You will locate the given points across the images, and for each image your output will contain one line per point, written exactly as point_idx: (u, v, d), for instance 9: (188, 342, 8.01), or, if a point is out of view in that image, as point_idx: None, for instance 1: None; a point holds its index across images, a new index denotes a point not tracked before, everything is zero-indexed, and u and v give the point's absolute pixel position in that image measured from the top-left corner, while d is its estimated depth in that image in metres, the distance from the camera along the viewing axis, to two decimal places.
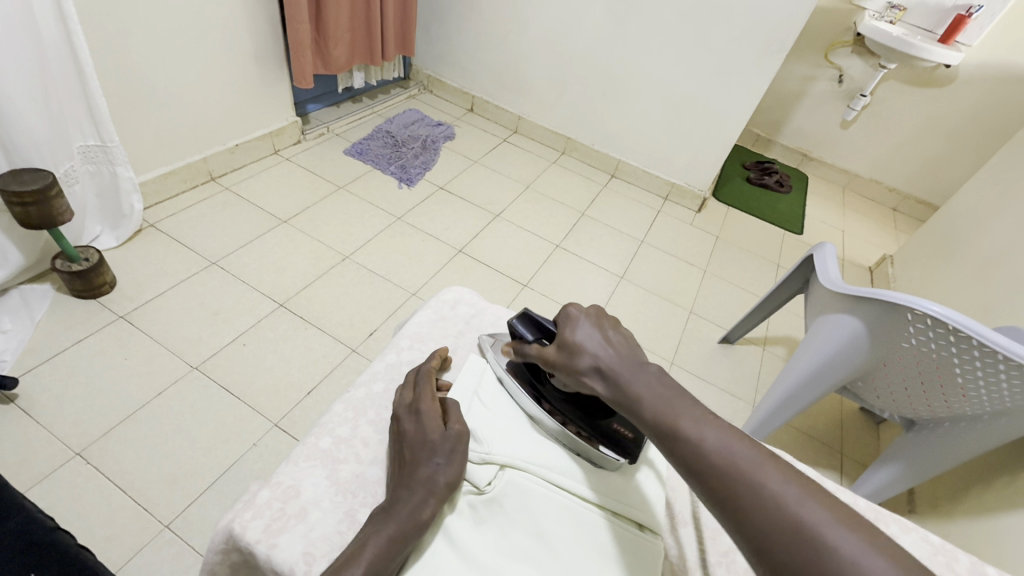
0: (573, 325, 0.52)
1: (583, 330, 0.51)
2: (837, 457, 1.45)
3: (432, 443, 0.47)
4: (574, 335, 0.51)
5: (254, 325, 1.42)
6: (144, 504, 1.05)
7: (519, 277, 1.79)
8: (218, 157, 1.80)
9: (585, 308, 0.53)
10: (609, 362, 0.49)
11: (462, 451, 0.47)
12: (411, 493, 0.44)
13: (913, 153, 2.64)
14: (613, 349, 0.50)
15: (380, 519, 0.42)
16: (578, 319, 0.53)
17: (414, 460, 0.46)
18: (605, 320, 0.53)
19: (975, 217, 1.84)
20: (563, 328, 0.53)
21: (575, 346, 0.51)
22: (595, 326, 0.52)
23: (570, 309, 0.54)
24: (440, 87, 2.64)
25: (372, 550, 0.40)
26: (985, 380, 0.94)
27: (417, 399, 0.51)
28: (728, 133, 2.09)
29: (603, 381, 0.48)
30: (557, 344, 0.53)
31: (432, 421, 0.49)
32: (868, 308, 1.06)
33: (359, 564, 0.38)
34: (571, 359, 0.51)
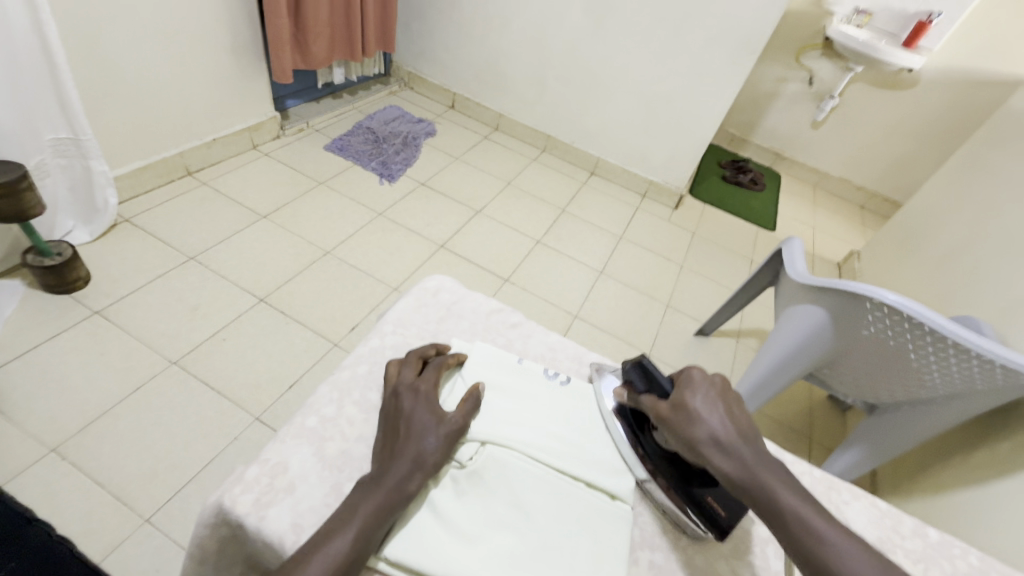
0: (696, 392, 0.52)
1: (703, 399, 0.52)
2: (805, 443, 1.51)
3: (425, 421, 0.49)
4: (694, 402, 0.51)
5: (234, 320, 1.42)
6: (124, 498, 1.05)
7: (499, 272, 1.82)
8: (194, 151, 1.78)
9: (709, 374, 0.54)
10: (733, 440, 0.49)
11: (453, 430, 0.50)
12: (399, 464, 0.46)
13: (879, 153, 2.74)
14: (735, 429, 0.50)
15: (367, 488, 0.44)
16: (698, 384, 0.53)
17: (403, 435, 0.48)
18: (728, 393, 0.54)
19: (934, 214, 1.93)
20: (682, 389, 0.53)
21: (693, 413, 0.50)
22: (718, 399, 0.52)
23: (696, 375, 0.54)
24: (422, 84, 2.65)
25: (361, 516, 0.42)
26: (938, 363, 1.00)
27: (410, 380, 0.53)
28: (703, 132, 2.15)
29: (723, 458, 0.48)
30: (670, 403, 0.52)
31: (423, 400, 0.51)
32: (832, 297, 1.11)
33: (349, 532, 0.41)
34: (688, 426, 0.50)
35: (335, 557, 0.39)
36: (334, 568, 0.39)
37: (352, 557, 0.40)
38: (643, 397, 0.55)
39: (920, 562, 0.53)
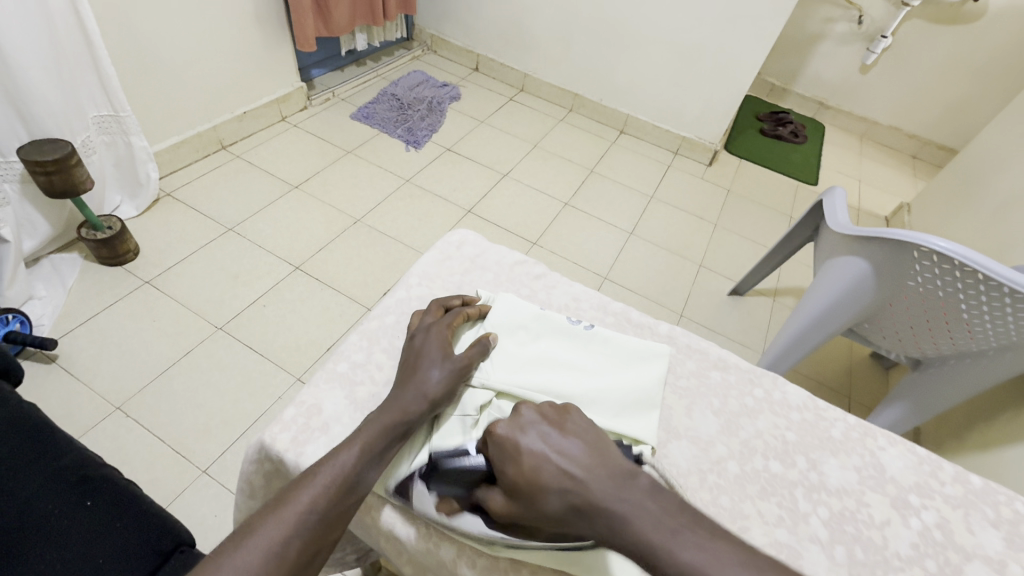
0: (511, 455, 0.43)
1: (530, 452, 0.43)
2: (845, 400, 1.48)
3: (428, 359, 0.51)
4: (525, 468, 0.42)
5: (272, 287, 1.47)
6: (183, 451, 1.13)
7: (527, 235, 1.81)
8: (228, 125, 1.82)
9: (512, 423, 0.45)
10: (585, 492, 0.40)
11: (459, 369, 0.51)
12: (406, 393, 0.48)
13: (936, 97, 2.53)
14: (583, 474, 0.41)
15: (377, 414, 0.47)
16: (517, 435, 0.44)
17: (413, 368, 0.51)
18: (546, 421, 0.46)
19: (995, 159, 1.78)
20: (501, 463, 0.43)
21: (530, 485, 0.41)
22: (542, 442, 0.44)
23: (499, 435, 0.44)
24: (444, 47, 2.60)
25: (370, 434, 0.45)
26: (992, 316, 0.94)
27: (430, 324, 0.55)
28: (739, 82, 2.03)
29: (583, 522, 0.40)
30: (503, 488, 0.43)
31: (433, 339, 0.53)
32: (874, 248, 1.06)
33: (356, 444, 0.44)
34: (538, 507, 0.41)
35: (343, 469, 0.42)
36: (339, 479, 0.42)
37: (356, 471, 0.43)
38: (473, 492, 0.44)
39: (960, 509, 0.51)
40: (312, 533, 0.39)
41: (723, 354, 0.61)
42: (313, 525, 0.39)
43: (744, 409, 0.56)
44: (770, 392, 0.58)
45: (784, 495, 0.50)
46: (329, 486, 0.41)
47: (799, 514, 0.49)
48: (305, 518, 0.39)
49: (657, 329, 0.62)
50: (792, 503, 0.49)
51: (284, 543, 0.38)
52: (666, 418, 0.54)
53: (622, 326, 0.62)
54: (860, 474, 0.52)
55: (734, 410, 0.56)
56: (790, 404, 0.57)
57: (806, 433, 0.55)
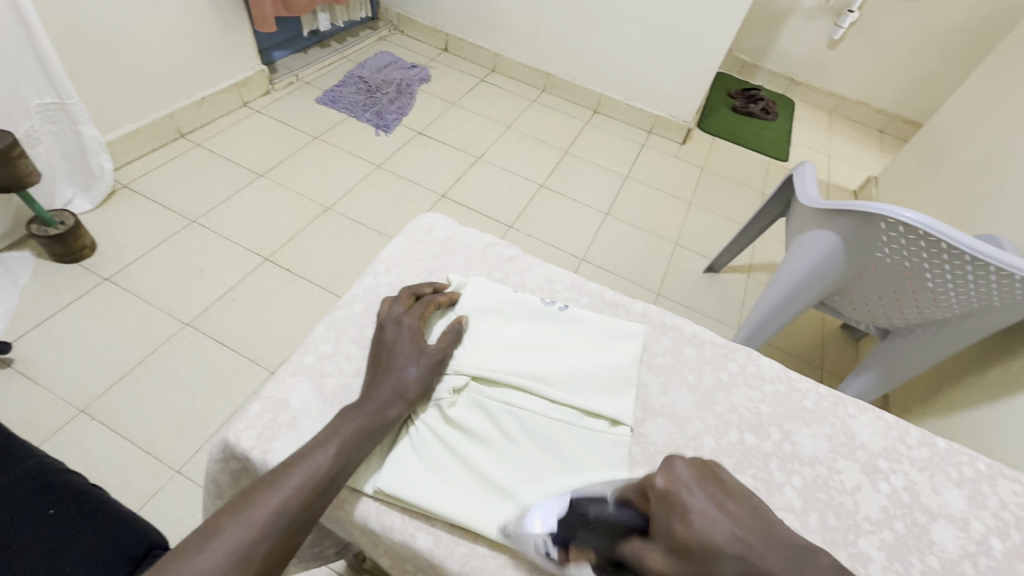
0: (678, 511, 0.38)
1: (696, 511, 0.38)
2: (817, 371, 1.52)
3: (402, 353, 0.50)
4: (696, 527, 0.37)
5: (242, 279, 1.42)
6: (154, 452, 1.09)
7: (503, 219, 1.79)
8: (185, 112, 1.74)
9: (681, 475, 0.40)
10: (764, 562, 0.35)
11: (434, 363, 0.50)
12: (381, 392, 0.47)
13: (901, 71, 2.58)
14: (758, 542, 0.36)
15: (352, 411, 0.45)
16: (682, 491, 0.39)
17: (387, 364, 0.49)
18: (708, 482, 0.41)
19: (956, 131, 1.83)
20: (665, 516, 0.38)
21: (702, 549, 0.36)
22: (708, 502, 0.39)
23: (663, 485, 0.40)
24: (412, 27, 2.52)
25: (342, 435, 0.44)
26: (954, 282, 0.98)
27: (401, 315, 0.53)
28: (710, 59, 2.03)
29: None
30: (665, 543, 0.37)
31: (406, 331, 0.51)
32: (843, 221, 1.07)
33: (330, 447, 0.42)
34: (710, 573, 0.35)
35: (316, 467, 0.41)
36: (311, 481, 0.40)
37: (330, 471, 0.41)
38: (620, 544, 0.39)
39: (926, 471, 0.53)
40: (283, 535, 0.38)
41: (698, 330, 0.61)
42: (284, 527, 0.38)
43: (719, 384, 0.56)
44: (744, 365, 0.58)
45: (758, 467, 0.51)
46: (302, 485, 0.40)
47: (774, 484, 0.50)
48: (273, 523, 0.38)
49: (631, 308, 0.62)
50: (767, 474, 0.50)
51: (251, 545, 0.37)
52: (643, 395, 0.54)
53: (596, 306, 0.62)
54: (831, 443, 0.53)
55: (709, 385, 0.56)
56: (763, 377, 0.57)
57: (779, 404, 0.56)
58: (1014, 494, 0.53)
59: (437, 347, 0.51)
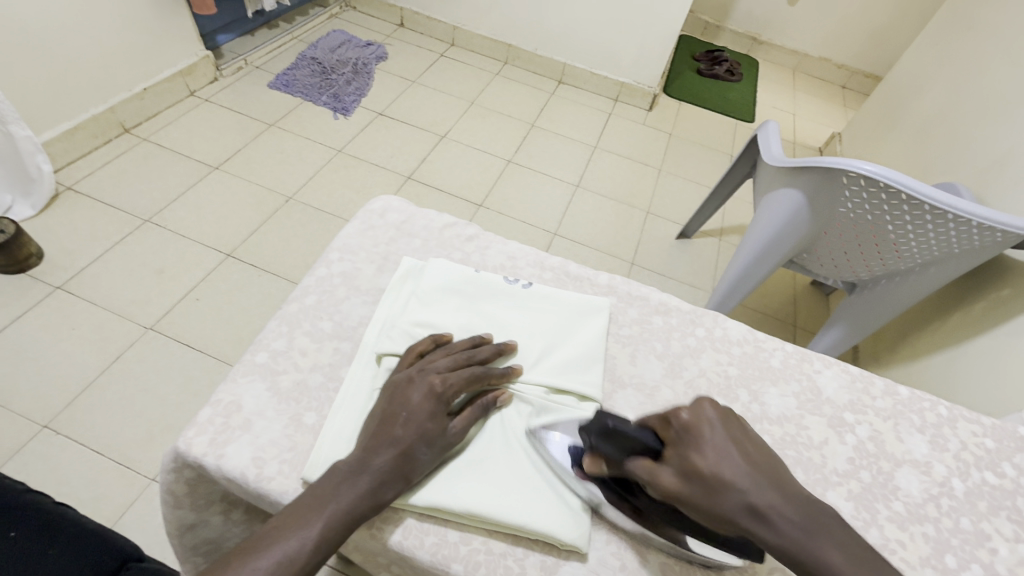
0: (698, 444, 0.39)
1: (716, 447, 0.39)
2: (790, 329, 1.55)
3: (412, 423, 0.42)
4: (712, 459, 0.38)
5: (204, 278, 1.37)
6: (126, 462, 1.06)
7: (473, 198, 1.76)
8: (126, 105, 1.64)
9: (705, 412, 0.41)
10: (772, 505, 0.37)
11: (448, 445, 0.44)
12: (382, 462, 0.41)
13: (860, 25, 2.58)
14: (771, 481, 0.38)
15: (346, 478, 0.40)
16: (704, 428, 0.40)
17: (394, 429, 0.42)
18: (729, 422, 0.41)
19: (913, 82, 1.85)
20: (684, 446, 0.39)
21: (714, 479, 0.38)
22: (729, 439, 0.40)
23: (688, 418, 0.40)
24: (364, 2, 2.41)
25: (332, 512, 0.38)
26: (914, 233, 1.00)
27: (422, 373, 0.45)
28: (672, 21, 1.99)
29: (761, 527, 0.36)
30: (677, 469, 0.39)
31: (428, 392, 0.44)
32: (807, 178, 1.07)
33: (316, 525, 0.37)
34: (716, 497, 0.37)
35: (317, 536, 0.37)
36: (287, 562, 0.36)
37: (311, 553, 0.37)
38: (630, 459, 0.41)
39: (890, 419, 0.54)
40: None
41: (664, 298, 0.60)
42: None
43: (687, 350, 0.56)
44: (711, 329, 0.58)
45: None
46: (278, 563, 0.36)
47: None
48: None
49: (596, 281, 0.60)
50: None
51: None
52: (610, 366, 0.54)
53: (560, 281, 0.60)
54: (798, 400, 0.54)
55: (676, 352, 0.55)
56: (730, 340, 0.57)
57: (747, 365, 0.56)
58: (974, 435, 0.54)
59: (456, 425, 0.45)
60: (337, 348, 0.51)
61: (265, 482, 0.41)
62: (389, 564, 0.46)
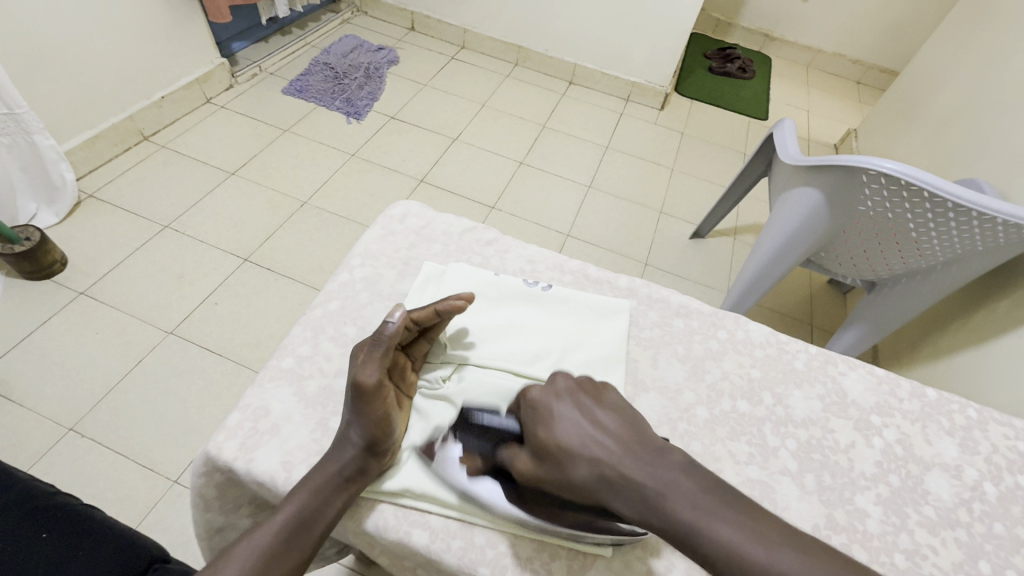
0: (545, 421, 0.44)
1: (563, 421, 0.44)
2: (807, 329, 1.53)
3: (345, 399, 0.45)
4: (557, 432, 0.43)
5: (222, 282, 1.39)
6: (150, 465, 1.08)
7: (485, 200, 1.76)
8: (145, 112, 1.67)
9: (559, 389, 0.46)
10: (617, 464, 0.41)
11: (359, 399, 0.43)
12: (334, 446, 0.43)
13: (875, 19, 2.54)
14: (615, 443, 0.42)
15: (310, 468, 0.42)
16: (551, 403, 0.45)
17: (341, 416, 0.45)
18: (583, 395, 0.46)
19: (931, 76, 1.81)
20: (535, 425, 0.44)
21: (561, 451, 0.42)
22: (577, 411, 0.44)
23: (536, 400, 0.45)
24: (375, 7, 2.42)
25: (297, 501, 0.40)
26: (937, 231, 0.98)
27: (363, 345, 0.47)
28: (683, 20, 1.99)
29: (608, 489, 0.40)
30: (531, 450, 0.43)
31: (351, 362, 0.46)
32: (827, 176, 1.05)
33: (281, 515, 0.39)
34: (565, 471, 0.41)
35: (284, 520, 0.39)
36: (258, 555, 0.37)
37: (283, 541, 0.38)
38: (499, 451, 0.45)
39: (918, 422, 0.53)
40: None
41: (684, 300, 0.60)
42: None
43: (709, 353, 0.55)
44: (733, 332, 0.57)
45: (753, 433, 0.50)
46: (249, 559, 0.37)
47: (768, 449, 0.49)
48: None
49: (616, 284, 0.60)
50: (762, 439, 0.50)
51: None
52: (633, 370, 0.53)
53: (581, 284, 0.60)
54: (823, 403, 0.53)
55: (698, 355, 0.55)
56: (753, 342, 0.57)
57: (770, 368, 0.55)
58: (1005, 438, 0.53)
59: (356, 373, 0.44)
60: None
61: (294, 486, 0.42)
62: (414, 568, 0.46)
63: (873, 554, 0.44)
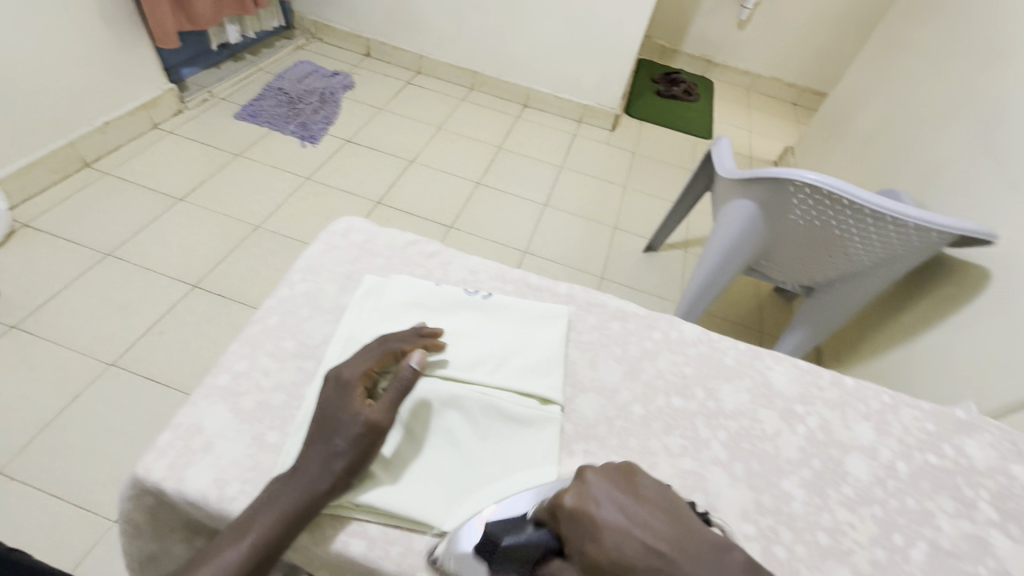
0: (589, 533, 0.38)
1: (608, 527, 0.38)
2: (756, 334, 1.60)
3: (327, 419, 0.44)
4: (606, 545, 0.37)
5: (169, 310, 1.35)
6: (87, 505, 1.02)
7: (443, 220, 1.78)
8: (87, 139, 1.62)
9: (589, 485, 0.41)
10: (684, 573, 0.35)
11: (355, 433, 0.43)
12: (308, 466, 0.42)
13: (805, 46, 2.75)
14: (675, 546, 0.36)
15: (280, 484, 0.41)
16: (587, 508, 0.39)
17: (320, 434, 0.44)
18: (617, 489, 0.41)
19: (855, 97, 1.97)
20: (576, 539, 0.38)
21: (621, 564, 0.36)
22: (619, 513, 0.39)
23: (568, 506, 0.39)
24: (330, 33, 2.44)
25: (265, 521, 0.40)
26: (861, 236, 1.06)
27: (345, 369, 0.47)
28: (628, 46, 2.09)
29: None
30: (580, 564, 0.37)
31: (348, 395, 0.45)
32: (760, 188, 1.12)
33: (248, 537, 0.39)
34: None
35: (251, 543, 0.38)
36: None
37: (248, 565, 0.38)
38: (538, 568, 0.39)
39: (838, 409, 0.57)
40: None
41: (622, 304, 0.62)
42: None
43: (645, 352, 0.58)
44: (667, 332, 0.60)
45: (686, 427, 0.52)
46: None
47: (701, 441, 0.52)
48: None
49: (556, 291, 0.62)
50: (695, 432, 0.52)
51: None
52: (572, 372, 0.55)
53: (522, 292, 0.62)
54: (752, 395, 0.56)
55: (635, 356, 0.57)
56: (686, 341, 0.60)
57: (702, 365, 0.58)
58: (915, 419, 0.57)
59: (368, 413, 0.45)
60: (301, 367, 0.51)
61: (229, 503, 0.41)
62: None
63: (798, 534, 0.47)
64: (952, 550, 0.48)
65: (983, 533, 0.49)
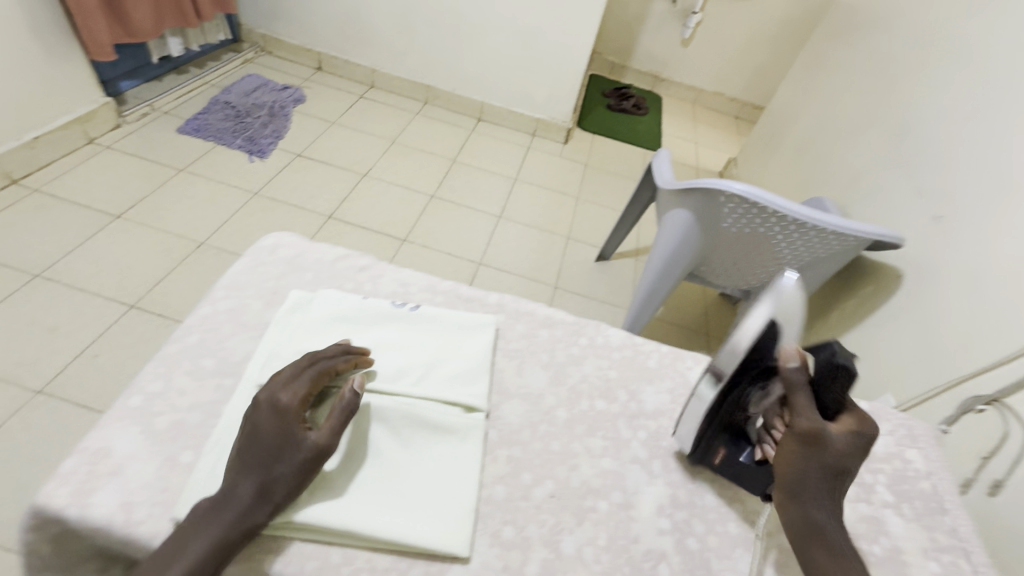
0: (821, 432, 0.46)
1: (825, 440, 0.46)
2: (703, 338, 1.67)
3: (258, 444, 0.43)
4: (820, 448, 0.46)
5: (104, 332, 1.29)
6: (8, 543, 0.95)
7: (396, 233, 1.77)
8: (13, 155, 1.54)
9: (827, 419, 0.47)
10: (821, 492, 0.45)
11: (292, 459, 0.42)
12: (240, 490, 0.41)
13: (743, 63, 2.91)
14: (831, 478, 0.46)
15: (210, 511, 0.40)
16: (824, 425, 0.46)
17: (249, 459, 0.42)
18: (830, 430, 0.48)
19: (787, 112, 2.10)
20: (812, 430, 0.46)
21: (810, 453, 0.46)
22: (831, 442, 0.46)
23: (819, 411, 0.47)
24: (280, 47, 2.41)
25: (195, 550, 0.38)
26: (789, 242, 1.12)
27: (275, 390, 0.45)
28: (577, 63, 2.16)
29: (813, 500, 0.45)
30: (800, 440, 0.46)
31: (285, 420, 0.44)
32: (695, 198, 1.18)
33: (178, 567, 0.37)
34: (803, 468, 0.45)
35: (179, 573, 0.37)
36: None
37: None
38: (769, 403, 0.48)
39: None
40: None
41: (551, 312, 0.64)
42: None
43: (571, 358, 0.60)
44: (594, 338, 0.63)
45: (608, 428, 0.55)
46: None
47: (621, 441, 0.54)
48: None
49: (486, 301, 0.64)
50: (615, 434, 0.54)
51: None
52: (498, 381, 0.57)
53: (452, 303, 0.63)
54: (672, 395, 0.59)
55: (562, 362, 0.60)
56: (611, 346, 0.62)
57: (626, 368, 0.61)
58: None
59: (314, 437, 0.44)
60: (220, 385, 0.50)
61: (137, 528, 0.40)
62: None
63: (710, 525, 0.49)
64: (850, 532, 0.52)
65: (879, 513, 0.54)
